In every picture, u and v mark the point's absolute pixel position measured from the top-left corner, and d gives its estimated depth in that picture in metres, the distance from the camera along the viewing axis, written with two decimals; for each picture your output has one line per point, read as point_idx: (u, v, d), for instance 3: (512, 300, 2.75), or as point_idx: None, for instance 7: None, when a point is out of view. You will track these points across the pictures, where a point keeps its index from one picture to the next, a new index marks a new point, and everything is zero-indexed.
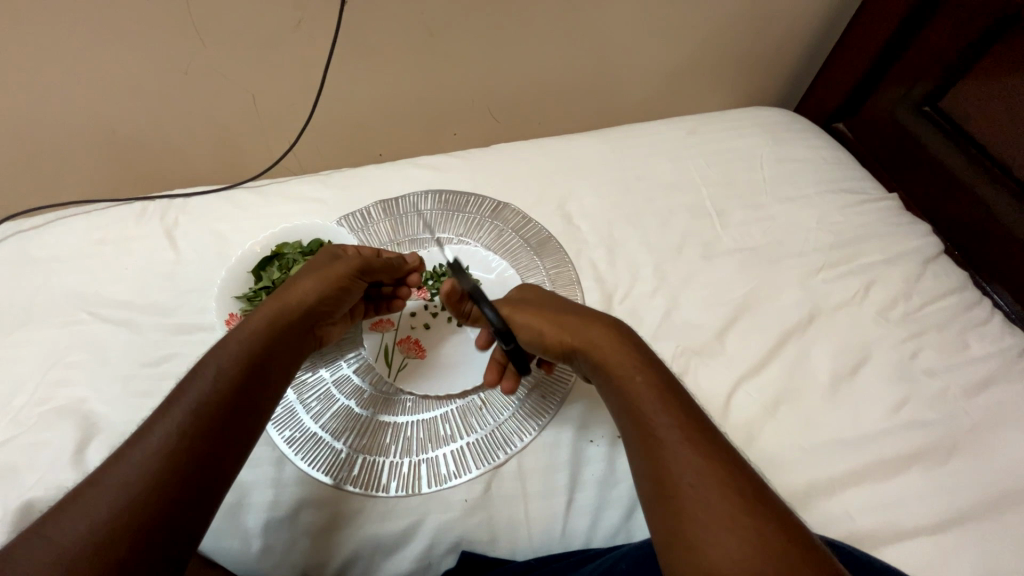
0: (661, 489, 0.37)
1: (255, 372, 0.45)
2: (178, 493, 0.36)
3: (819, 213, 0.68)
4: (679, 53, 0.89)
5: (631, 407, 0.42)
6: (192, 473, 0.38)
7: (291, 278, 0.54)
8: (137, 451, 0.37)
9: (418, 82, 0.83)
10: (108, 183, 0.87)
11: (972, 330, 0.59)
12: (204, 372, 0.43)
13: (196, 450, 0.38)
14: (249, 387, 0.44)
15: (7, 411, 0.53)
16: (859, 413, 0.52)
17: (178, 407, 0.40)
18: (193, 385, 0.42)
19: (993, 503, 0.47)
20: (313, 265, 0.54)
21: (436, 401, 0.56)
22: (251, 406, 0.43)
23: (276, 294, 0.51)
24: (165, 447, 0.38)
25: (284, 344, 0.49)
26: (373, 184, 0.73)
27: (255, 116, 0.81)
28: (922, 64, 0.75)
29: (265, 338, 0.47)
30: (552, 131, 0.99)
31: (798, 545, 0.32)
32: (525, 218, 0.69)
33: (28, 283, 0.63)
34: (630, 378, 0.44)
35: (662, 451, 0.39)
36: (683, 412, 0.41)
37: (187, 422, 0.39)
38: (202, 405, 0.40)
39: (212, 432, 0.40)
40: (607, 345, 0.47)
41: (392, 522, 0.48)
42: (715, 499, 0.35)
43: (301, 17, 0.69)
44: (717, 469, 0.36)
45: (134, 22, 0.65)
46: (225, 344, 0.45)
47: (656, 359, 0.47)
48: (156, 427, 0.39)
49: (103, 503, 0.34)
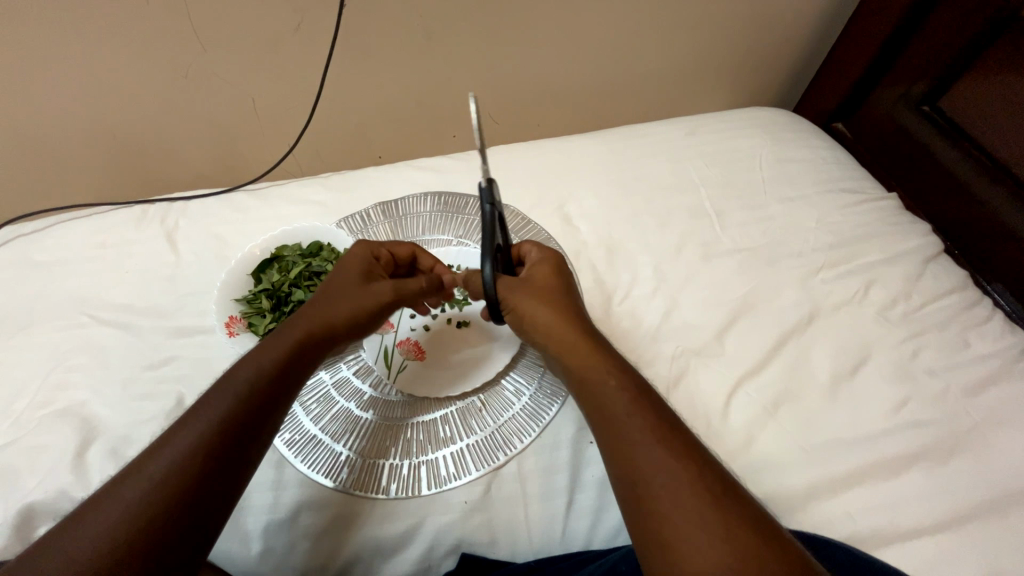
0: (634, 491, 0.37)
1: (278, 395, 0.43)
2: (191, 508, 0.36)
3: (818, 213, 0.68)
4: (677, 54, 0.89)
5: (601, 408, 0.42)
6: (205, 492, 0.37)
7: (327, 288, 0.51)
8: (156, 464, 0.37)
9: (417, 84, 0.83)
10: (110, 186, 0.87)
11: (972, 329, 0.59)
12: (229, 386, 0.42)
13: (213, 467, 0.38)
14: (269, 408, 0.43)
15: (8, 415, 0.53)
16: (859, 414, 0.52)
17: (197, 425, 0.39)
18: (218, 399, 0.41)
19: (995, 502, 0.47)
20: (348, 275, 0.52)
21: (437, 403, 0.56)
22: (269, 425, 0.42)
23: (308, 305, 0.49)
24: (183, 462, 0.37)
25: (310, 364, 0.47)
26: (373, 186, 0.73)
27: (255, 118, 0.81)
28: (920, 63, 0.75)
29: (291, 362, 0.45)
30: (551, 132, 0.99)
31: (770, 546, 0.33)
32: (525, 219, 0.68)
33: (29, 287, 0.63)
34: (600, 378, 0.43)
35: (633, 453, 0.38)
36: (652, 413, 0.40)
37: (203, 442, 0.38)
38: (223, 422, 0.40)
39: (229, 453, 0.39)
40: (581, 344, 0.46)
41: (392, 525, 0.48)
42: (687, 502, 0.34)
43: (300, 20, 0.69)
44: (690, 470, 0.36)
45: (135, 27, 0.66)
46: (255, 358, 0.44)
47: (618, 355, 0.46)
48: (175, 440, 0.38)
49: (120, 519, 0.34)
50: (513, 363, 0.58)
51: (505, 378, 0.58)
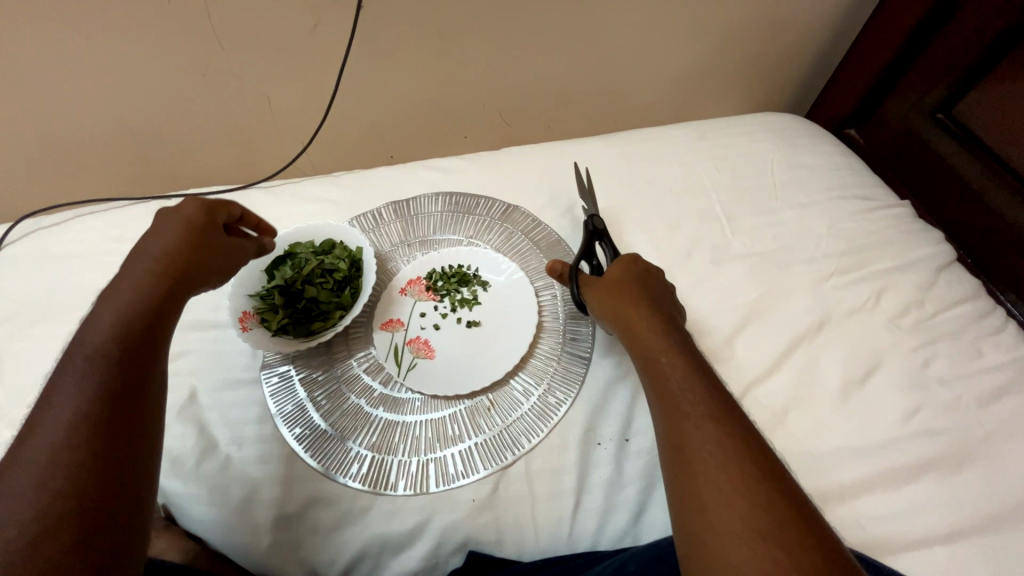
0: (679, 456, 0.39)
1: (140, 348, 0.43)
2: (103, 472, 0.36)
3: (830, 220, 0.68)
4: (691, 59, 0.89)
5: (655, 382, 0.44)
6: (109, 454, 0.37)
7: (142, 246, 0.49)
8: (35, 443, 0.36)
9: (431, 85, 0.84)
10: (125, 181, 0.88)
11: (985, 339, 0.58)
12: (76, 360, 0.40)
13: (103, 421, 0.38)
14: (137, 361, 0.42)
15: (25, 404, 0.54)
16: (869, 422, 0.52)
17: (65, 399, 0.38)
18: (72, 372, 0.40)
19: (1006, 514, 0.47)
20: (163, 229, 0.49)
21: (445, 402, 0.56)
22: (141, 377, 0.42)
23: (127, 268, 0.47)
24: (65, 433, 0.37)
25: (165, 319, 0.46)
26: (385, 185, 0.74)
27: (270, 117, 0.82)
28: (936, 69, 0.74)
29: (144, 320, 0.44)
30: (562, 135, 0.99)
31: (811, 520, 0.34)
32: (535, 221, 0.69)
33: (47, 278, 0.65)
34: (656, 355, 0.45)
35: (685, 421, 0.40)
36: (708, 390, 0.42)
37: (79, 410, 0.38)
38: (89, 378, 0.40)
39: (110, 410, 0.39)
40: (641, 322, 0.48)
41: (399, 522, 0.49)
42: (732, 468, 0.36)
43: (316, 21, 0.70)
44: (735, 442, 0.38)
45: (156, 26, 0.67)
46: (97, 319, 0.43)
47: (687, 339, 0.48)
48: (42, 419, 0.37)
49: (27, 496, 0.34)
50: (523, 363, 0.58)
51: (515, 377, 0.57)
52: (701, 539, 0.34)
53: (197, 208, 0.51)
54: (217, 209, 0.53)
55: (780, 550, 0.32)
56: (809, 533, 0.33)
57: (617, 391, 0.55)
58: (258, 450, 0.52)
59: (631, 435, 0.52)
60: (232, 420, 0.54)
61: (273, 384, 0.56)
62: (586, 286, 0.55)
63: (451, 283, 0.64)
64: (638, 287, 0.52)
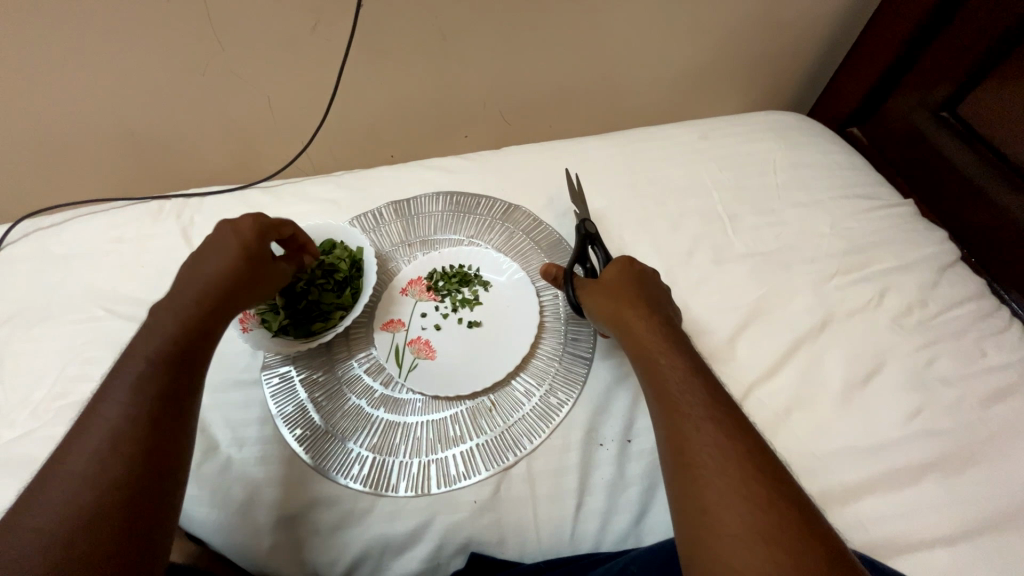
0: (679, 458, 0.38)
1: (184, 362, 0.43)
2: (145, 485, 0.37)
3: (832, 219, 0.68)
4: (692, 57, 0.88)
5: (654, 385, 0.44)
6: (151, 467, 0.37)
7: (195, 261, 0.50)
8: (93, 436, 0.38)
9: (430, 84, 0.83)
10: (125, 180, 0.88)
11: (988, 339, 0.58)
12: (125, 372, 0.41)
13: (155, 420, 0.39)
14: (181, 375, 0.43)
15: (25, 406, 0.54)
16: (872, 422, 0.52)
17: (112, 409, 0.39)
18: (119, 382, 0.41)
19: (1010, 516, 0.47)
20: (217, 248, 0.50)
21: (447, 402, 0.56)
22: (185, 391, 0.42)
23: (179, 282, 0.48)
24: (110, 444, 0.37)
25: (212, 335, 0.47)
26: (386, 185, 0.74)
27: (270, 116, 0.82)
28: (940, 66, 0.74)
29: (189, 334, 0.45)
30: (563, 133, 0.99)
31: (814, 522, 0.34)
32: (536, 221, 0.69)
33: (46, 279, 0.64)
34: (655, 358, 0.45)
35: (685, 424, 0.40)
36: (709, 392, 0.41)
37: (125, 420, 0.39)
38: (146, 379, 0.41)
39: (155, 423, 0.39)
40: (641, 325, 0.48)
41: (401, 523, 0.48)
42: (733, 469, 0.36)
43: (316, 21, 0.70)
44: (738, 445, 0.37)
45: (155, 26, 0.66)
46: (156, 324, 0.45)
47: (685, 341, 0.47)
48: (98, 414, 0.39)
49: (84, 487, 0.35)
50: (523, 364, 0.58)
51: (516, 378, 0.57)
52: (702, 541, 0.34)
53: (253, 231, 0.51)
54: (270, 230, 0.53)
55: (784, 552, 0.32)
56: (812, 534, 0.33)
57: (618, 390, 0.55)
58: (258, 451, 0.52)
59: (633, 436, 0.52)
60: (232, 421, 0.54)
61: (274, 385, 0.56)
62: (582, 289, 0.55)
63: (451, 282, 0.64)
64: (634, 289, 0.51)
